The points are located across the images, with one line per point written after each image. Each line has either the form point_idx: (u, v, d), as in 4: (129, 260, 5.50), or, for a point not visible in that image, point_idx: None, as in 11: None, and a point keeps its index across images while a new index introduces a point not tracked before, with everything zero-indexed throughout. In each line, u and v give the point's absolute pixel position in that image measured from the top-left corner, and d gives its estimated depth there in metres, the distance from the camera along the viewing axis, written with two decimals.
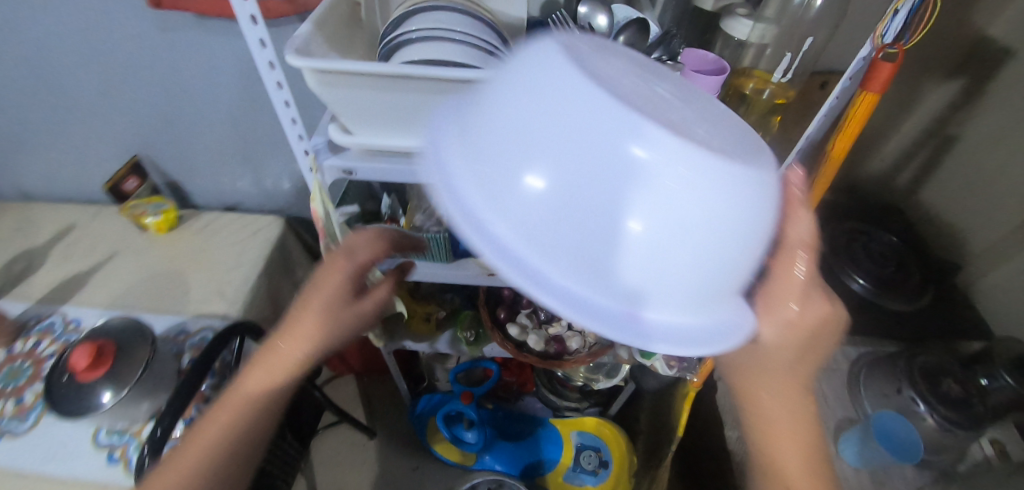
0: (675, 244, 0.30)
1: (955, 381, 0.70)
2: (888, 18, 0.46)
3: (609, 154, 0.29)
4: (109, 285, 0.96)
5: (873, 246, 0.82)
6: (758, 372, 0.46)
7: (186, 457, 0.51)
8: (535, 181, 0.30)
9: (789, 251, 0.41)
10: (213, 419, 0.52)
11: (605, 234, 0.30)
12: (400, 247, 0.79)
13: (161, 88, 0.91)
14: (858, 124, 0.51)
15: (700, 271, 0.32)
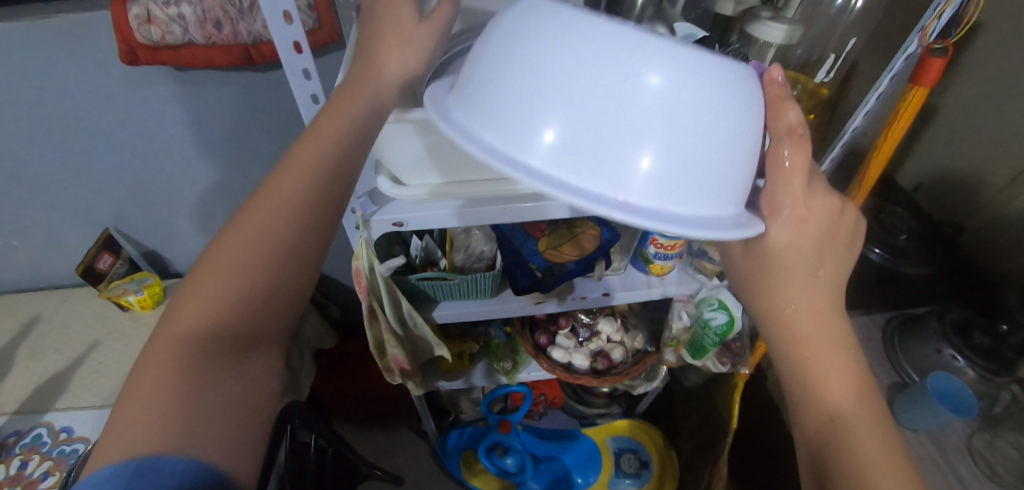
0: (677, 166, 0.30)
1: (983, 333, 0.74)
2: (933, 21, 0.48)
3: (622, 81, 0.29)
4: (99, 380, 0.85)
5: (884, 219, 0.87)
6: (789, 292, 0.39)
7: (174, 343, 0.36)
8: (551, 111, 0.30)
9: (776, 143, 0.34)
10: (199, 285, 0.38)
11: (615, 156, 0.30)
12: (444, 291, 0.75)
13: (132, 153, 0.83)
14: (911, 114, 0.54)
15: (704, 178, 0.31)
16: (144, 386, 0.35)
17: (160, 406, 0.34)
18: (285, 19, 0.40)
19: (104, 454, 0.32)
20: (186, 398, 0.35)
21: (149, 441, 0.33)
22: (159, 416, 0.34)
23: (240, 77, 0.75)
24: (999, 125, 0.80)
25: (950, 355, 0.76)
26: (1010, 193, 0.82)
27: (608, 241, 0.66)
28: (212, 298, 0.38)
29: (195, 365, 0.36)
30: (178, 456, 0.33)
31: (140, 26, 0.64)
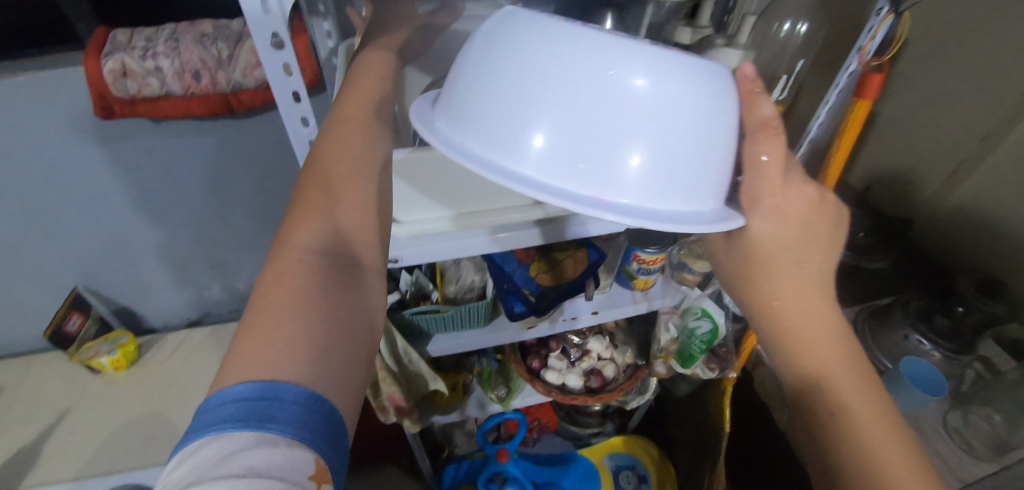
0: (659, 159, 0.33)
1: (942, 315, 0.81)
2: (869, 42, 0.56)
3: (606, 85, 0.31)
4: (72, 447, 0.84)
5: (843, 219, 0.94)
6: (778, 283, 0.40)
7: (285, 272, 0.36)
8: (540, 116, 0.32)
9: (756, 138, 0.36)
10: (302, 223, 0.38)
11: (604, 154, 0.32)
12: (437, 325, 0.75)
13: (105, 212, 0.82)
14: (858, 124, 0.61)
15: (686, 170, 0.34)
16: (263, 309, 0.34)
17: (283, 326, 0.33)
18: (285, 72, 0.41)
19: (233, 372, 0.31)
20: (305, 321, 0.34)
21: (275, 359, 0.31)
22: (282, 338, 0.32)
23: (219, 124, 0.76)
24: (937, 123, 0.89)
25: (917, 341, 0.82)
26: (953, 182, 0.90)
27: (596, 262, 0.68)
28: (314, 240, 0.38)
29: (307, 293, 0.35)
30: (302, 377, 0.31)
31: (116, 79, 0.64)
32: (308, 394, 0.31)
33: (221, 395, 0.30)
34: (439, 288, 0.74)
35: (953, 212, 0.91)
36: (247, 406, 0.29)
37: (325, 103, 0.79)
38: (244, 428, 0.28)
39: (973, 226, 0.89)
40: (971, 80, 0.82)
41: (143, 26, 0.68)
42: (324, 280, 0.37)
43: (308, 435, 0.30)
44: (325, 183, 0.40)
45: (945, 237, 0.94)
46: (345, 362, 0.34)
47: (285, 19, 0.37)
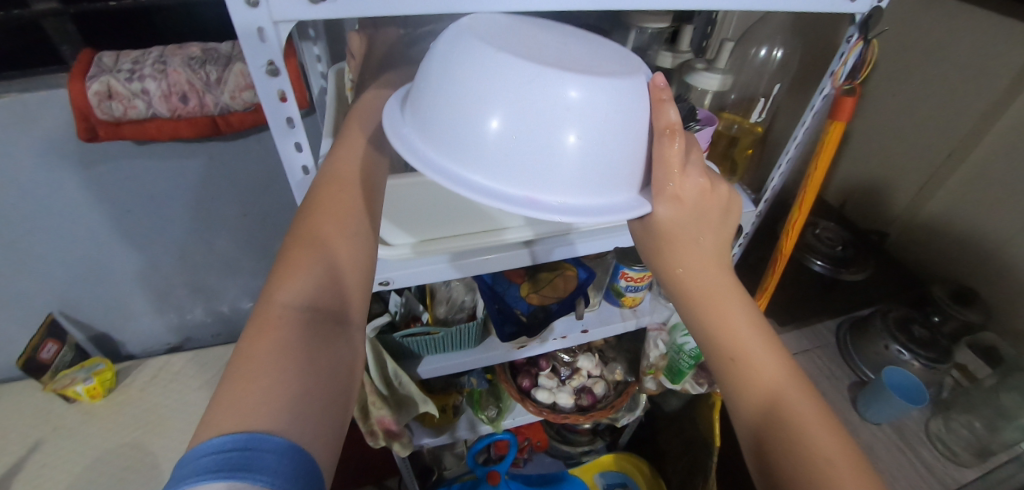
0: (588, 161, 0.35)
1: (920, 326, 0.83)
2: (841, 67, 0.60)
3: (536, 98, 0.33)
4: (46, 481, 0.81)
5: (824, 232, 0.97)
6: (685, 258, 0.41)
7: (266, 324, 0.35)
8: (477, 128, 0.34)
9: (660, 140, 0.36)
10: (286, 271, 0.37)
11: (538, 158, 0.34)
12: (428, 346, 0.75)
13: (85, 236, 0.80)
14: (835, 144, 0.64)
15: (611, 166, 0.36)
16: (244, 362, 0.33)
17: (265, 376, 0.32)
18: (280, 99, 0.41)
19: (209, 425, 0.30)
20: (285, 371, 0.33)
21: (253, 412, 0.31)
22: (262, 390, 0.31)
23: (205, 146, 0.75)
24: (909, 138, 0.92)
25: (897, 350, 0.83)
26: (925, 194, 0.93)
27: (585, 281, 0.69)
28: (299, 288, 0.37)
29: (289, 345, 0.34)
30: (283, 427, 0.31)
31: (101, 101, 0.63)
32: (289, 447, 0.30)
33: (197, 449, 0.28)
34: (428, 309, 0.74)
35: (928, 221, 0.94)
36: (225, 461, 0.28)
37: (313, 124, 0.79)
38: (219, 478, 0.27)
39: (947, 236, 0.92)
40: (934, 102, 0.87)
41: (129, 49, 0.68)
42: (308, 328, 0.36)
43: (289, 486, 0.28)
44: (312, 228, 0.39)
45: (923, 246, 0.96)
46: (325, 410, 0.34)
47: (281, 47, 0.38)
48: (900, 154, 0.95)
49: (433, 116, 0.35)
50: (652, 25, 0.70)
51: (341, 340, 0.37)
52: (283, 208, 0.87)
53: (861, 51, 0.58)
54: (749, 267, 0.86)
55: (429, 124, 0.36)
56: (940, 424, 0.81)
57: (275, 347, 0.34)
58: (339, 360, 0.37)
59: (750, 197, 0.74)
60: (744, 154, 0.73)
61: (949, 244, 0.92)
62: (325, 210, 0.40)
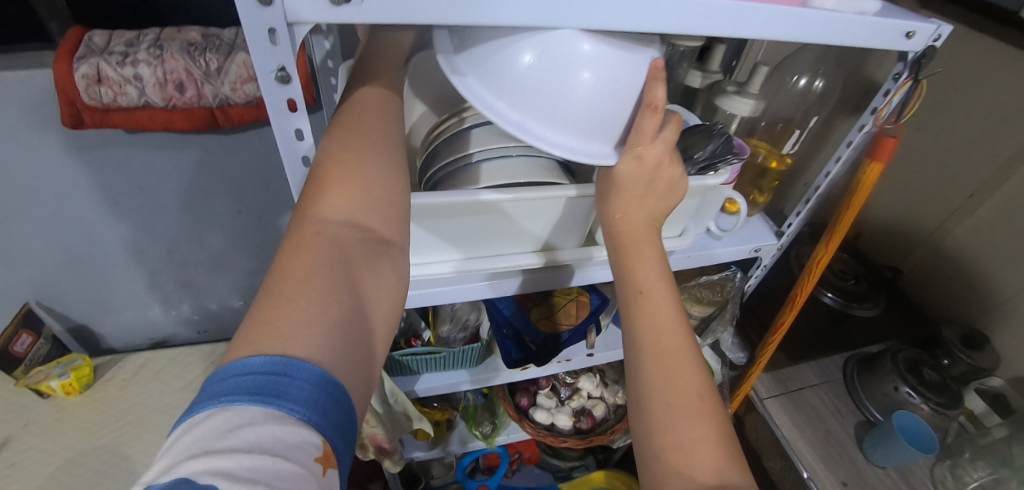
0: (590, 108, 0.36)
1: (931, 369, 0.82)
2: (887, 104, 0.57)
3: (555, 43, 0.34)
4: (13, 482, 0.76)
5: (836, 263, 0.96)
6: (628, 209, 0.41)
7: (306, 239, 0.32)
8: (500, 57, 0.35)
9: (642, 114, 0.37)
10: (321, 191, 0.34)
11: (545, 93, 0.36)
12: (427, 365, 0.71)
13: (66, 224, 0.75)
14: (869, 185, 0.61)
15: (609, 121, 0.38)
16: (286, 276, 0.30)
17: (311, 295, 0.29)
18: (289, 107, 0.37)
19: (251, 344, 0.27)
20: (329, 293, 0.30)
21: (290, 335, 0.28)
22: (307, 314, 0.29)
23: (199, 138, 0.70)
24: (936, 172, 0.89)
25: (907, 394, 0.81)
26: (947, 229, 0.90)
27: (598, 309, 0.65)
28: (339, 205, 0.34)
29: (328, 266, 0.31)
30: (325, 358, 0.28)
31: (89, 86, 0.58)
32: (331, 380, 0.28)
33: (238, 366, 0.26)
34: (431, 327, 0.70)
35: (945, 258, 0.92)
36: (255, 386, 0.26)
37: (317, 121, 0.74)
38: (252, 401, 0.25)
39: (961, 275, 0.90)
40: (961, 142, 0.84)
41: (123, 30, 0.62)
42: (345, 251, 0.33)
43: (319, 420, 0.27)
44: (355, 138, 0.35)
45: (932, 283, 0.95)
46: (363, 342, 0.31)
47: (295, 52, 0.33)
48: (921, 185, 0.92)
49: (475, 37, 0.37)
50: (685, 43, 0.65)
51: (379, 262, 0.34)
52: (280, 205, 0.82)
53: (910, 91, 0.55)
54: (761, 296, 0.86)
55: (472, 47, 0.37)
56: (945, 470, 0.80)
57: (313, 272, 0.30)
58: (373, 286, 0.34)
59: (773, 229, 0.71)
60: (769, 183, 0.71)
61: (964, 286, 0.90)
62: (354, 133, 0.35)
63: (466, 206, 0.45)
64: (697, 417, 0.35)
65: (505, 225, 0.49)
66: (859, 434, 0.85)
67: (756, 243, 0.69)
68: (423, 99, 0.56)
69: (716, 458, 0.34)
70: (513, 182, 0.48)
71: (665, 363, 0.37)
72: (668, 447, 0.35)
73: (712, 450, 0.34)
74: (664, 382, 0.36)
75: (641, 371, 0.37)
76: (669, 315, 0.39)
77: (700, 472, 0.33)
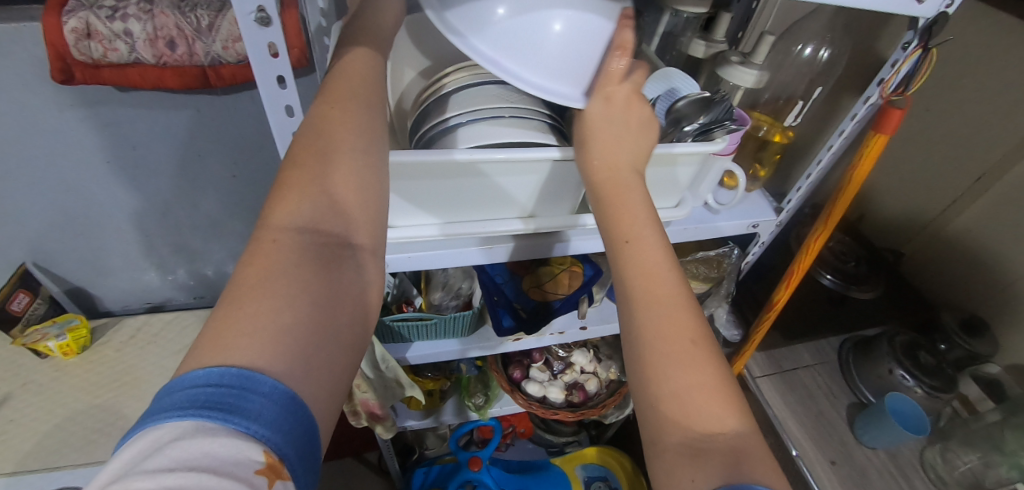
0: (563, 51, 0.37)
1: (928, 353, 0.81)
2: (894, 75, 0.55)
3: None
4: (12, 438, 0.78)
5: (837, 245, 0.94)
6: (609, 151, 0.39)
7: (261, 249, 0.30)
8: None
9: (614, 55, 0.37)
10: (280, 197, 0.32)
11: (521, 32, 0.36)
12: (419, 333, 0.71)
13: (60, 184, 0.75)
14: (872, 160, 0.60)
15: (582, 66, 0.38)
16: (237, 286, 0.28)
17: (263, 299, 0.27)
18: (270, 53, 0.36)
19: (195, 358, 0.25)
20: (284, 297, 0.28)
21: (234, 342, 0.25)
22: (258, 321, 0.26)
23: (192, 99, 0.69)
24: (943, 155, 0.87)
25: (901, 376, 0.81)
26: (954, 212, 0.88)
27: (591, 280, 0.65)
28: (297, 211, 0.32)
29: (287, 271, 0.29)
30: (275, 364, 0.26)
31: (78, 40, 0.57)
32: (281, 391, 0.25)
33: (178, 382, 0.24)
34: (423, 294, 0.70)
35: (948, 242, 0.90)
36: (195, 398, 0.23)
37: (312, 84, 0.73)
38: (185, 416, 0.23)
39: (963, 260, 0.88)
40: (968, 123, 0.82)
41: None
42: (306, 257, 0.30)
43: (260, 429, 0.24)
44: (318, 142, 0.34)
45: (933, 268, 0.94)
46: (325, 351, 0.28)
47: None
48: (927, 168, 0.90)
49: None
50: (688, 8, 0.65)
51: (345, 269, 0.32)
52: (275, 172, 0.82)
53: (918, 61, 0.53)
54: (759, 275, 0.86)
55: None
56: (936, 453, 0.80)
57: (268, 281, 0.28)
58: (339, 292, 0.31)
59: (773, 204, 0.70)
60: (770, 158, 0.70)
61: (966, 270, 0.88)
62: (319, 135, 0.34)
63: (455, 166, 0.44)
64: (696, 365, 0.31)
65: (494, 187, 0.48)
66: (851, 416, 0.85)
67: (754, 218, 0.67)
68: (416, 58, 0.55)
69: (718, 405, 0.31)
70: (504, 142, 0.46)
71: (657, 311, 0.33)
72: (666, 396, 0.31)
73: (713, 398, 0.31)
74: (655, 329, 0.33)
75: (631, 321, 0.34)
76: (657, 261, 0.35)
77: (698, 419, 0.30)
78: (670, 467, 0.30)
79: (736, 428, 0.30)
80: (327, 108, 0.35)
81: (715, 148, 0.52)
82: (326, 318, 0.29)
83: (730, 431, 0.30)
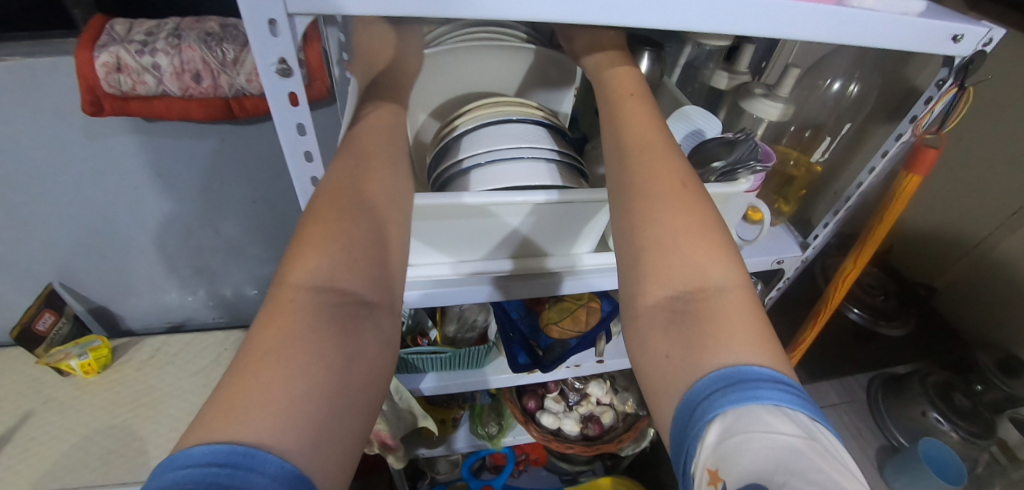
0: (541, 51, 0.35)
1: (963, 394, 0.77)
2: (928, 112, 0.53)
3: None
4: (31, 457, 0.79)
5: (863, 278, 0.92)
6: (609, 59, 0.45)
7: (277, 310, 0.30)
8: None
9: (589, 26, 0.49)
10: (301, 255, 0.32)
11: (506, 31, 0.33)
12: (434, 365, 0.70)
13: (88, 209, 0.77)
14: (905, 199, 0.58)
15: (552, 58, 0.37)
16: (253, 352, 0.28)
17: (275, 369, 0.27)
18: (291, 102, 0.36)
19: (201, 429, 0.25)
20: (297, 365, 0.28)
21: (243, 415, 0.25)
22: (268, 392, 0.26)
23: (216, 128, 0.70)
24: (977, 189, 0.83)
25: (936, 419, 0.77)
26: (990, 245, 0.85)
27: (609, 316, 0.63)
28: (314, 268, 0.31)
29: (303, 334, 0.29)
30: (281, 441, 0.25)
31: (109, 74, 0.58)
32: (287, 471, 0.24)
33: (177, 459, 0.24)
34: (438, 326, 0.69)
35: (982, 276, 0.87)
36: (194, 478, 0.23)
37: (333, 114, 0.74)
38: None
39: (999, 299, 0.86)
40: (1002, 156, 0.78)
41: (144, 18, 0.63)
42: (325, 319, 0.30)
43: None
44: (344, 195, 0.34)
45: (967, 303, 0.90)
46: (336, 424, 0.27)
47: (296, 44, 0.33)
48: (959, 201, 0.86)
49: None
50: (711, 42, 0.64)
51: (363, 332, 0.31)
52: (295, 197, 0.82)
53: (953, 100, 0.51)
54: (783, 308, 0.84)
55: None
56: None
57: (285, 343, 0.28)
58: (355, 358, 0.30)
59: (798, 239, 0.68)
60: (795, 193, 0.69)
61: (1004, 303, 0.85)
62: (339, 196, 0.34)
63: (472, 210, 0.44)
64: (681, 217, 0.34)
65: (510, 228, 0.48)
66: (882, 459, 0.81)
67: (779, 254, 0.65)
68: (436, 93, 0.55)
69: (701, 254, 0.33)
70: (521, 184, 0.46)
71: (644, 170, 0.36)
72: (648, 243, 0.34)
73: (697, 245, 0.33)
74: (642, 174, 0.36)
75: (619, 168, 0.37)
76: (652, 125, 0.38)
77: (681, 267, 0.32)
78: (648, 320, 0.32)
79: (717, 280, 0.32)
80: (348, 167, 0.36)
81: (738, 189, 0.51)
82: (339, 384, 0.28)
83: (711, 284, 0.32)
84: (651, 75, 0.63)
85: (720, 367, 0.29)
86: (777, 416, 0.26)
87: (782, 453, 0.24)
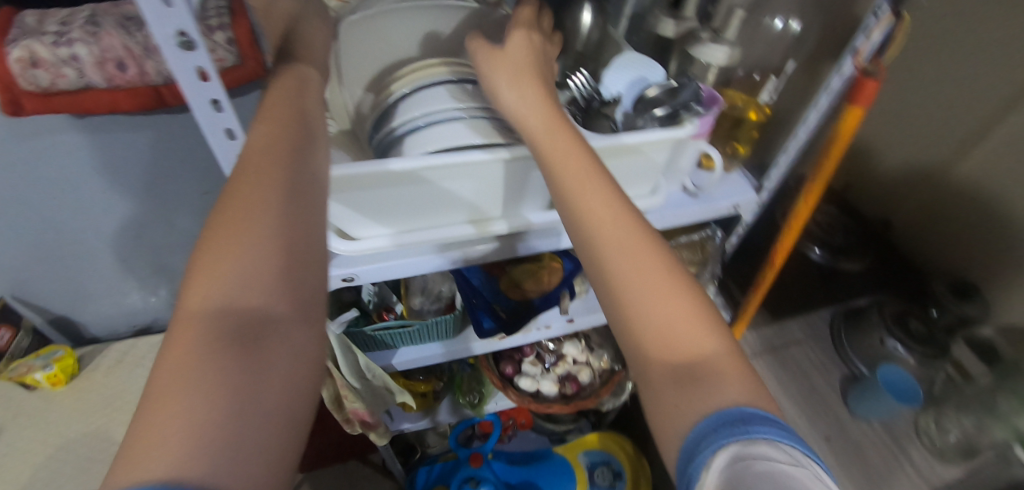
0: None
1: (917, 320, 0.81)
2: (865, 44, 0.54)
3: None
4: (5, 472, 0.78)
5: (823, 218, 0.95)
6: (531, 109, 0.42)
7: (173, 340, 0.28)
8: None
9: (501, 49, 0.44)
10: (194, 284, 0.30)
11: None
12: (403, 339, 0.70)
13: (28, 216, 0.74)
14: (849, 133, 0.58)
15: None
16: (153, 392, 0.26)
17: (177, 404, 0.25)
18: (199, 76, 0.34)
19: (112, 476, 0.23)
20: (195, 389, 0.26)
21: (151, 450, 0.24)
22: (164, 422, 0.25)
23: (152, 119, 0.68)
24: (927, 121, 0.86)
25: (893, 345, 0.80)
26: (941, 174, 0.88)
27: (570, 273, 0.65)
28: (208, 299, 0.30)
29: (200, 368, 0.27)
30: (191, 471, 0.23)
31: (24, 69, 0.55)
32: None
33: None
34: (403, 300, 0.69)
35: (934, 206, 0.90)
36: None
37: None
38: None
39: (950, 227, 0.88)
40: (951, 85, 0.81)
41: (57, 6, 0.59)
42: (221, 339, 0.28)
43: None
44: (239, 217, 0.32)
45: (921, 234, 0.93)
46: (254, 436, 0.26)
47: (192, 13, 0.31)
48: (912, 134, 0.89)
49: None
50: None
51: (270, 345, 0.30)
52: None
53: (890, 29, 0.52)
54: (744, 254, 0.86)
55: None
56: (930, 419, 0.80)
57: (182, 381, 0.26)
58: (265, 372, 0.29)
59: (753, 183, 0.69)
60: (747, 136, 0.70)
61: (955, 228, 0.87)
62: (231, 222, 0.32)
63: (410, 177, 0.43)
64: (669, 303, 0.34)
65: (456, 192, 0.47)
66: (845, 389, 0.84)
67: (734, 199, 0.66)
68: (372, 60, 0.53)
69: (689, 324, 0.33)
70: (459, 145, 0.45)
71: (625, 271, 0.35)
72: (646, 334, 0.33)
73: (684, 319, 0.33)
74: (622, 276, 0.35)
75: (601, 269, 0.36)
76: (610, 206, 0.37)
77: (677, 344, 0.33)
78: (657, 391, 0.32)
79: (712, 346, 0.32)
80: (260, 149, 0.34)
81: (682, 133, 0.51)
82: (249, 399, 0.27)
83: (706, 350, 0.32)
84: (594, 26, 0.62)
85: (721, 407, 0.29)
86: (776, 450, 0.27)
87: (781, 478, 0.25)
